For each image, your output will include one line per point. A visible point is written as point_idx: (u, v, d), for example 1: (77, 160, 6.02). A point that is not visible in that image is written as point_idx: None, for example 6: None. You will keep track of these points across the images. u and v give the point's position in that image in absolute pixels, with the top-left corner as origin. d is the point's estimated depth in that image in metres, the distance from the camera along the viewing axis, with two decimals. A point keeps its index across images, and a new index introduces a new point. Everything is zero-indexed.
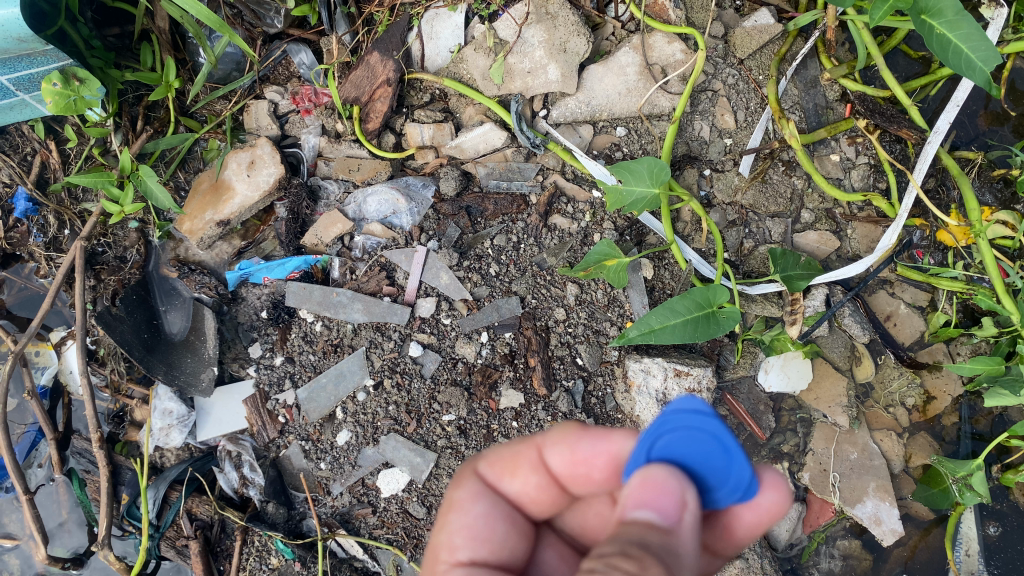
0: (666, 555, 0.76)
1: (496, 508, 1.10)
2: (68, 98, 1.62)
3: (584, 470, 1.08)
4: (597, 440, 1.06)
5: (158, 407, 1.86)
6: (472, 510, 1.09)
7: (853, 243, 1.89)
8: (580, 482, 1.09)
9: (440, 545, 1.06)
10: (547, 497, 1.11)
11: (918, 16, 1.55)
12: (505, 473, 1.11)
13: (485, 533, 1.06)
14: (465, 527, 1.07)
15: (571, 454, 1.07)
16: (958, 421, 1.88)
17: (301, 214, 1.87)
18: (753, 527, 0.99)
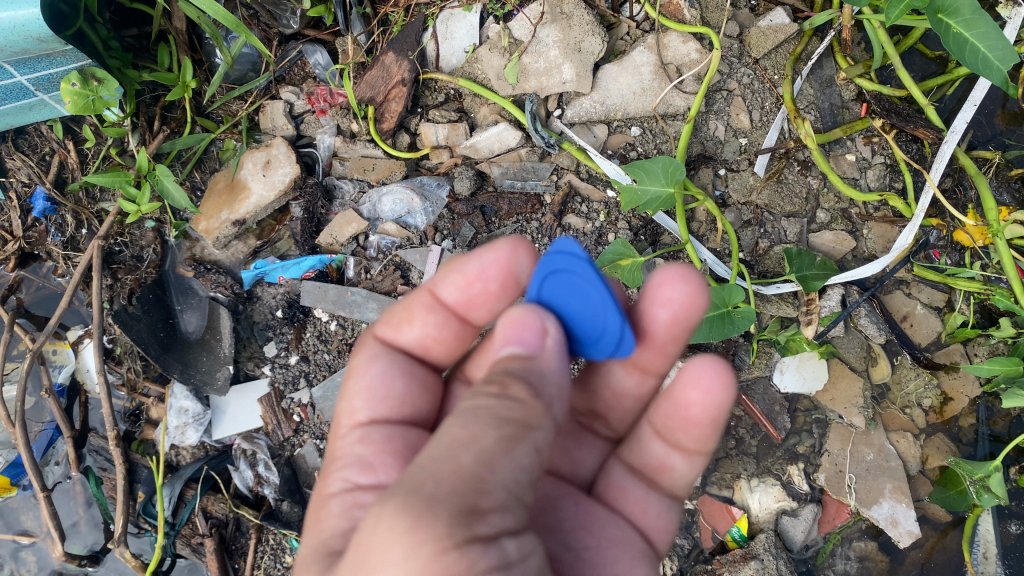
0: (530, 374, 0.86)
1: (397, 364, 1.15)
2: (86, 97, 1.63)
3: (472, 301, 1.15)
4: (482, 255, 1.11)
5: (174, 406, 1.87)
6: (370, 370, 1.13)
7: (869, 243, 1.87)
8: (476, 305, 1.16)
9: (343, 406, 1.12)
10: (448, 334, 1.17)
11: (934, 15, 1.55)
12: (401, 323, 1.16)
13: (386, 390, 1.12)
14: (364, 385, 1.12)
15: (465, 288, 1.14)
16: (976, 422, 1.87)
17: (317, 213, 1.89)
18: (671, 316, 1.10)
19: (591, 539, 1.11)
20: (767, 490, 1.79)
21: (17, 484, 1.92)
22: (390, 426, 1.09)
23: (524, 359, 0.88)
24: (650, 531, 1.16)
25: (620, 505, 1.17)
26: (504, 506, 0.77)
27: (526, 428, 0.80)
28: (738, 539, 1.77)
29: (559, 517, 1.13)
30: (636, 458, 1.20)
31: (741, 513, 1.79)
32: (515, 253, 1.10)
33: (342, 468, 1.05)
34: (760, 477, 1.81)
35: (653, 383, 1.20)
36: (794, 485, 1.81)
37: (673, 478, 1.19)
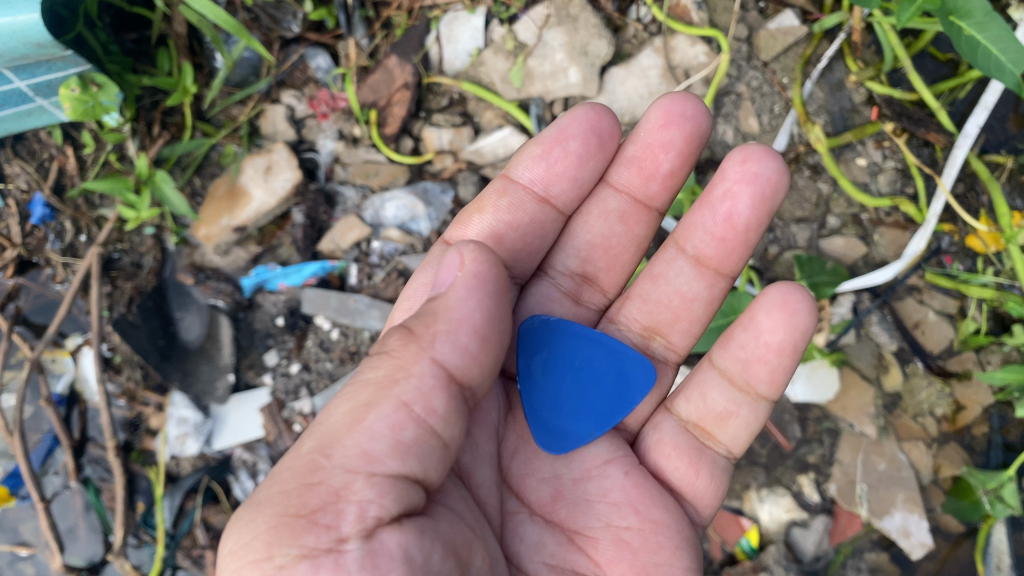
0: (422, 319, 0.91)
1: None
2: (86, 103, 1.60)
3: (549, 185, 1.24)
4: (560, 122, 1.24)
5: (174, 415, 1.82)
6: (441, 267, 1.21)
7: (881, 249, 1.83)
8: (557, 174, 1.24)
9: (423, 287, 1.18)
10: (526, 209, 1.24)
11: (946, 18, 1.49)
12: (472, 214, 1.23)
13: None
14: (432, 276, 1.19)
15: (546, 170, 1.24)
16: (989, 431, 1.80)
17: (319, 219, 1.86)
18: (753, 198, 1.18)
19: (635, 519, 1.07)
20: (777, 501, 1.77)
21: (16, 494, 1.89)
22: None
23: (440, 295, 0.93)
24: (693, 496, 1.17)
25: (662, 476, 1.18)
26: (351, 476, 0.81)
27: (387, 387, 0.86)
28: (748, 551, 1.76)
29: (603, 485, 1.10)
30: (688, 418, 1.21)
31: (751, 524, 1.77)
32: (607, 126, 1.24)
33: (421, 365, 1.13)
34: (770, 487, 1.78)
35: (722, 287, 1.25)
36: (804, 495, 1.78)
37: (722, 440, 1.19)
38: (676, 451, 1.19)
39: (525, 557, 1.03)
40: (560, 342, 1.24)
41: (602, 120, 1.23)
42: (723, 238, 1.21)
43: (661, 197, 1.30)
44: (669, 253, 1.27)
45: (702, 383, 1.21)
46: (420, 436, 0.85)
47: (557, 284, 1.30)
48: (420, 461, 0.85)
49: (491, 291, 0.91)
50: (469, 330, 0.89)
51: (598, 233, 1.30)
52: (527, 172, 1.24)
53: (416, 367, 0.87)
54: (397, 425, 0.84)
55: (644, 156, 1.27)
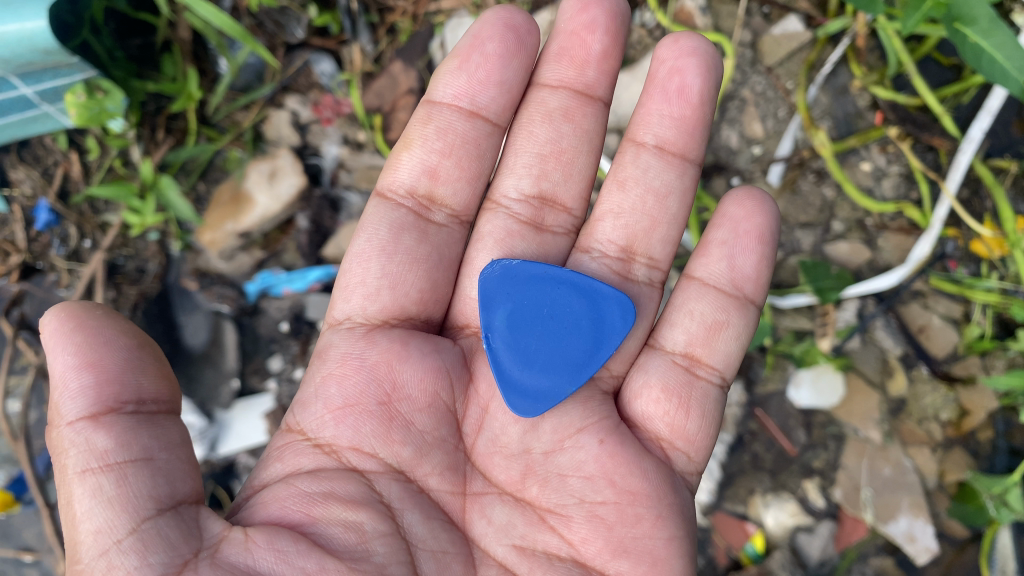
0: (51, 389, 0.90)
1: (403, 224, 1.20)
2: (91, 109, 1.64)
3: (475, 95, 1.25)
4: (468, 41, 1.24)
5: (177, 422, 1.79)
6: (378, 227, 1.18)
7: (886, 254, 1.84)
8: (480, 88, 1.24)
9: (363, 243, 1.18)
10: (454, 129, 1.24)
11: (951, 24, 1.49)
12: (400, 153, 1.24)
13: (392, 249, 1.17)
14: (376, 224, 1.18)
15: (468, 81, 1.24)
16: (993, 436, 1.80)
17: (324, 224, 1.86)
18: (699, 66, 1.23)
19: (611, 492, 1.05)
20: (783, 506, 1.77)
21: (20, 500, 1.87)
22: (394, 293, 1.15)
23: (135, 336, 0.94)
24: (685, 439, 1.14)
25: (649, 424, 1.15)
26: (106, 536, 0.85)
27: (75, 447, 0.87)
28: (754, 556, 1.76)
29: (575, 458, 1.09)
30: (674, 349, 1.19)
31: (756, 529, 1.77)
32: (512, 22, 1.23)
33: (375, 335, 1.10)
34: (776, 492, 1.78)
35: (692, 172, 1.27)
36: (810, 500, 1.78)
37: (713, 362, 1.17)
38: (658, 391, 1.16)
39: (491, 538, 1.05)
40: (526, 288, 1.23)
41: (514, 17, 1.23)
42: (681, 116, 1.24)
43: (600, 84, 1.30)
44: (631, 152, 1.28)
45: (685, 304, 1.20)
46: (145, 476, 0.88)
47: (512, 213, 1.28)
48: (169, 495, 0.89)
49: (94, 327, 0.92)
50: (76, 374, 0.89)
51: (546, 140, 1.28)
52: (449, 89, 1.24)
53: (64, 432, 0.88)
54: (122, 478, 0.87)
55: (572, 48, 1.28)
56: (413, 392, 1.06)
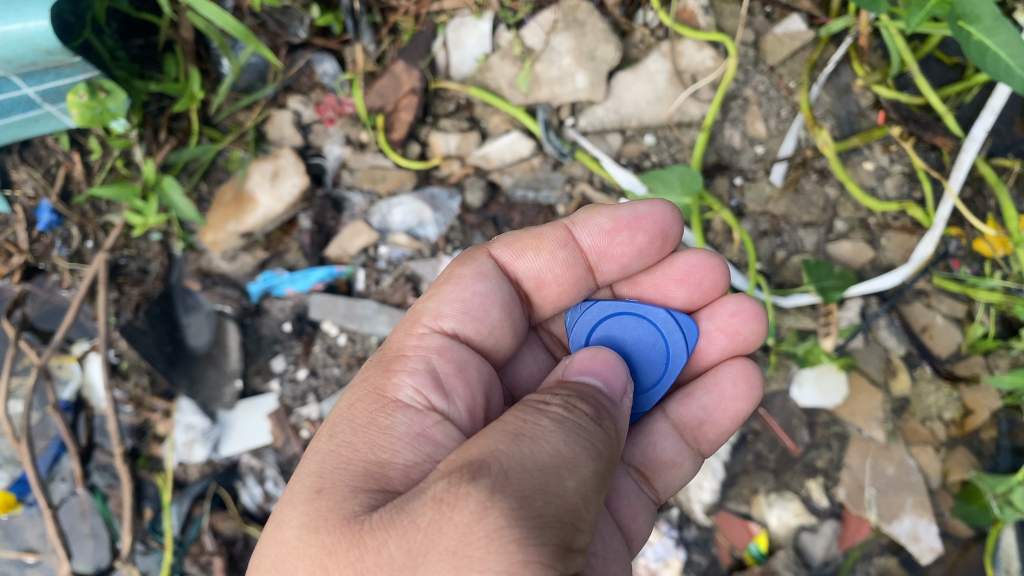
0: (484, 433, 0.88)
1: (501, 292, 1.21)
2: (93, 110, 1.64)
3: (547, 277, 1.27)
4: (538, 247, 1.25)
5: (181, 422, 1.83)
6: (471, 288, 1.18)
7: (888, 254, 1.83)
8: (557, 271, 1.28)
9: (427, 309, 1.16)
10: (562, 271, 1.28)
11: (956, 22, 1.49)
12: (526, 249, 1.25)
13: (480, 314, 1.17)
14: (463, 300, 1.16)
15: (544, 265, 1.26)
16: (997, 435, 1.79)
17: (326, 224, 1.86)
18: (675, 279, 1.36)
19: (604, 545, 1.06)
20: (786, 505, 1.77)
21: (22, 501, 1.88)
22: (468, 352, 1.15)
23: (605, 392, 1.01)
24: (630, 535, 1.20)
25: (614, 510, 1.18)
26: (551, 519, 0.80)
27: (590, 488, 0.85)
28: (757, 556, 1.75)
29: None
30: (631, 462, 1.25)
31: (760, 529, 1.76)
32: (667, 214, 1.28)
33: (410, 378, 1.06)
34: (779, 492, 1.78)
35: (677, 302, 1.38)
36: (813, 500, 1.78)
37: (656, 486, 1.27)
38: (758, 329, 1.32)
39: None
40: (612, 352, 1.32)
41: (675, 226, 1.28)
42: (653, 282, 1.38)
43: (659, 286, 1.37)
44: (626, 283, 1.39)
45: (655, 435, 1.28)
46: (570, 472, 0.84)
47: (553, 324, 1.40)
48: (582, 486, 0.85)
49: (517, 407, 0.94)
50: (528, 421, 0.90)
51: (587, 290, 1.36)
52: (531, 267, 1.25)
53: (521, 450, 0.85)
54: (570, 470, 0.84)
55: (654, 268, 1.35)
56: (457, 403, 1.08)
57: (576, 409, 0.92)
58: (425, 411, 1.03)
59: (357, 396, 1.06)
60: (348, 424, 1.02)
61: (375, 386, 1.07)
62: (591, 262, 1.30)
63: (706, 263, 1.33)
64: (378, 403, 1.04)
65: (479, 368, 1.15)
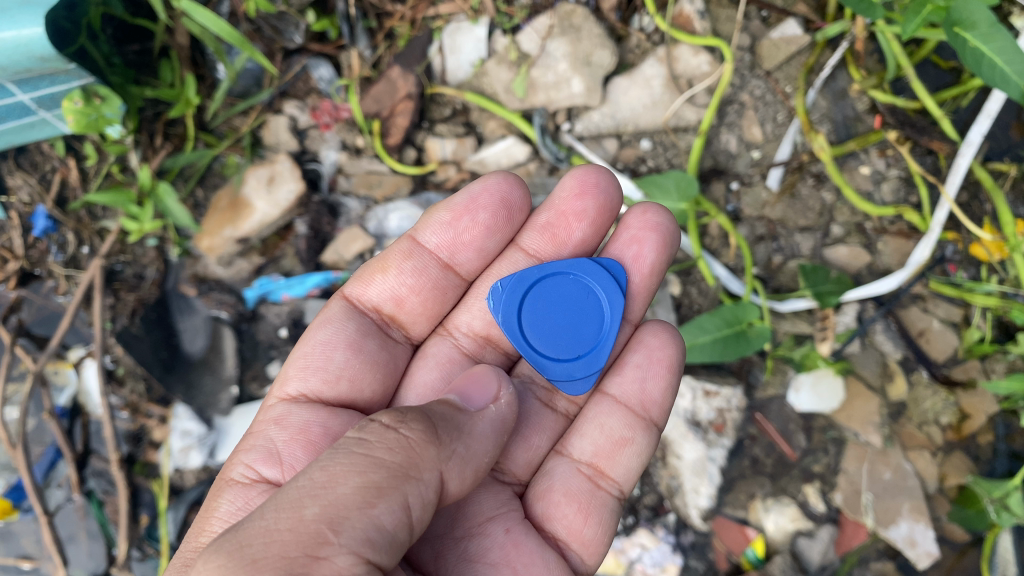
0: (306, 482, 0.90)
1: (345, 333, 1.28)
2: (89, 116, 1.63)
3: (398, 299, 1.35)
4: (378, 271, 1.35)
5: (177, 428, 1.83)
6: (313, 339, 1.27)
7: (885, 258, 1.83)
8: (417, 284, 1.36)
9: (279, 376, 1.26)
10: (418, 280, 1.35)
11: (951, 29, 1.48)
12: (368, 279, 1.35)
13: (322, 363, 1.24)
14: (305, 356, 1.25)
15: (392, 285, 1.35)
16: (994, 440, 1.79)
17: (322, 230, 1.86)
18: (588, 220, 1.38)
19: None
20: (783, 510, 1.77)
21: (18, 507, 1.88)
22: (311, 407, 1.21)
23: (446, 405, 0.97)
24: (580, 543, 1.19)
25: (555, 522, 1.19)
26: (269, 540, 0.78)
27: (352, 505, 0.81)
28: (754, 561, 1.75)
29: (483, 545, 1.11)
30: (581, 458, 1.25)
31: (756, 534, 1.76)
32: (502, 184, 1.35)
33: (244, 456, 1.16)
34: (776, 497, 1.77)
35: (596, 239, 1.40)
36: (810, 504, 1.77)
37: (614, 475, 1.25)
38: (659, 241, 1.34)
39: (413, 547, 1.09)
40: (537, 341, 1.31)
41: (510, 193, 1.35)
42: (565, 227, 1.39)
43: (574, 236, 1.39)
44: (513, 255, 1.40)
45: (599, 417, 1.28)
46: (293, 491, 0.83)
47: (457, 343, 1.39)
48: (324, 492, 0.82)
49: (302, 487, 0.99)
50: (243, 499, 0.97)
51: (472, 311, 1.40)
52: (373, 295, 1.35)
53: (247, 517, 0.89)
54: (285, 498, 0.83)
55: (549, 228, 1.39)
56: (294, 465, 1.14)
57: (370, 425, 0.90)
58: (251, 484, 1.13)
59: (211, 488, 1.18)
60: (200, 515, 1.14)
61: (221, 471, 1.18)
62: (444, 259, 1.37)
63: (587, 185, 1.36)
64: (219, 488, 1.15)
65: (330, 419, 1.20)
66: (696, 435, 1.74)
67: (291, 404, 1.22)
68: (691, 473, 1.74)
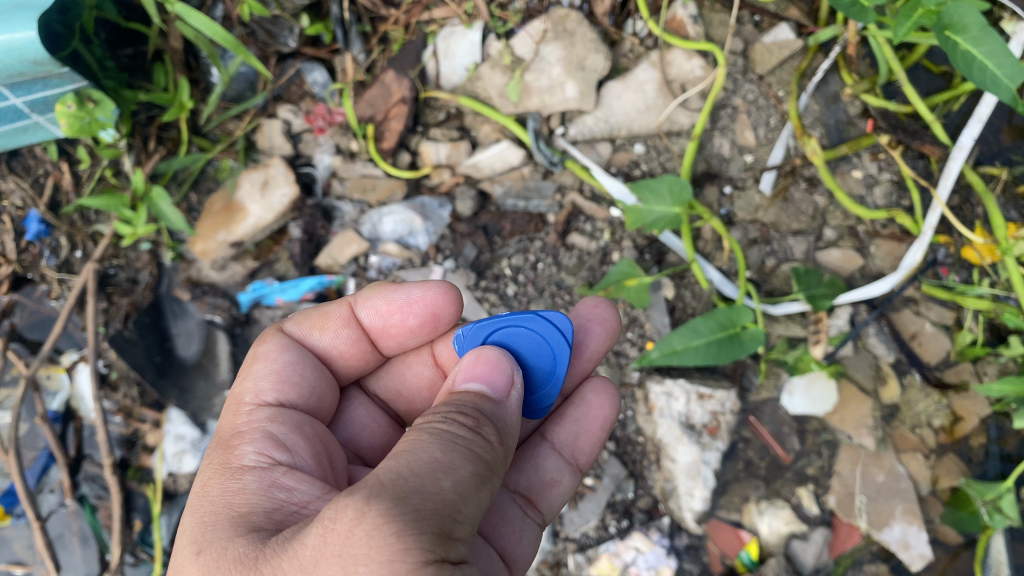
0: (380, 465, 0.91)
1: (307, 358, 1.26)
2: (82, 119, 1.63)
3: (338, 352, 1.32)
4: (319, 324, 1.29)
5: (171, 432, 1.83)
6: (279, 359, 1.21)
7: (877, 261, 1.84)
8: (356, 346, 1.33)
9: (245, 390, 1.17)
10: (354, 349, 1.33)
11: (942, 32, 1.49)
12: (313, 329, 1.29)
13: (296, 378, 1.21)
14: (278, 371, 1.19)
15: (331, 341, 1.30)
16: (986, 442, 1.79)
17: (316, 234, 1.86)
18: None
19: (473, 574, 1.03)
20: (777, 513, 1.76)
21: (11, 512, 1.88)
22: (299, 412, 1.16)
23: (486, 399, 0.99)
24: (515, 560, 1.16)
25: (495, 538, 1.16)
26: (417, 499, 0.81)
27: (472, 490, 0.86)
28: (748, 564, 1.74)
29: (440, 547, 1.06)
30: (516, 488, 1.27)
31: (750, 537, 1.75)
32: (440, 298, 1.32)
33: (251, 445, 1.06)
34: (770, 499, 1.78)
35: None
36: (804, 507, 1.78)
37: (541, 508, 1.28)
38: (604, 333, 1.36)
39: None
40: None
41: (450, 300, 1.33)
42: None
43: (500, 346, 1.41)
44: (424, 352, 1.43)
45: (536, 459, 1.32)
46: (417, 457, 0.86)
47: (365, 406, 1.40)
48: (450, 465, 0.85)
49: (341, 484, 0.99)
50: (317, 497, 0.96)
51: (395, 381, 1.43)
52: (319, 341, 1.29)
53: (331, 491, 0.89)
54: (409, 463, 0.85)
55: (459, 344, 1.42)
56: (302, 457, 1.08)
57: (454, 422, 0.92)
58: (270, 467, 1.02)
59: (203, 474, 1.04)
60: (207, 498, 0.99)
61: (217, 459, 1.05)
62: (374, 336, 1.35)
63: None
64: (224, 472, 1.03)
65: (314, 424, 1.17)
66: (690, 437, 1.73)
67: (276, 409, 1.14)
68: (685, 475, 1.73)
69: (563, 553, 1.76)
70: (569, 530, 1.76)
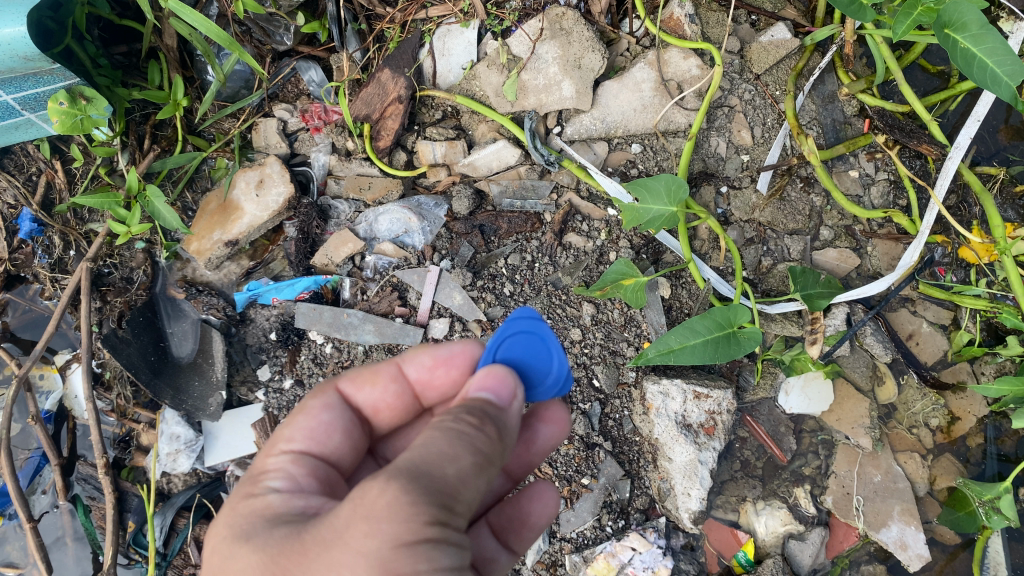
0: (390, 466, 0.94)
1: (343, 419, 1.17)
2: (74, 117, 1.59)
3: (378, 409, 1.23)
4: (367, 379, 1.22)
5: (164, 432, 1.81)
6: (318, 416, 1.14)
7: (874, 261, 1.85)
8: (397, 402, 1.25)
9: (278, 437, 1.11)
10: (400, 404, 1.25)
11: (941, 30, 1.49)
12: (363, 382, 1.21)
13: (326, 440, 1.13)
14: (311, 426, 1.12)
15: (377, 395, 1.22)
16: (983, 442, 1.82)
17: (312, 233, 1.84)
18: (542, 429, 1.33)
19: None
20: (774, 513, 1.75)
21: (3, 513, 1.87)
22: (322, 466, 1.09)
23: (493, 405, 1.00)
24: None
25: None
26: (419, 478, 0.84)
27: (472, 476, 0.88)
28: (745, 563, 1.74)
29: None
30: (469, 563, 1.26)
31: (748, 537, 1.74)
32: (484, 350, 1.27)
33: (270, 482, 1.02)
34: (766, 500, 1.77)
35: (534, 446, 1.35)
36: (801, 507, 1.76)
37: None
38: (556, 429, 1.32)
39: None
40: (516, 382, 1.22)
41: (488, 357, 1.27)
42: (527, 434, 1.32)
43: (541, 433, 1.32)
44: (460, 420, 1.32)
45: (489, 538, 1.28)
46: (423, 445, 0.89)
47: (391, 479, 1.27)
48: (453, 451, 0.88)
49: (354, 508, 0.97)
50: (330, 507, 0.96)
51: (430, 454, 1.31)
52: (363, 397, 1.22)
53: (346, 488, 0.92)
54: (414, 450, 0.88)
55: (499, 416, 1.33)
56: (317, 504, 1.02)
57: (460, 419, 0.94)
58: (291, 495, 0.99)
59: (227, 502, 1.02)
60: (230, 518, 0.98)
61: (244, 488, 1.03)
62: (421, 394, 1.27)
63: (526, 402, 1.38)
64: (249, 491, 1.02)
65: (335, 481, 1.09)
66: (687, 437, 1.71)
67: (299, 458, 1.08)
68: (682, 475, 1.70)
69: (559, 553, 1.72)
70: (565, 530, 1.72)
